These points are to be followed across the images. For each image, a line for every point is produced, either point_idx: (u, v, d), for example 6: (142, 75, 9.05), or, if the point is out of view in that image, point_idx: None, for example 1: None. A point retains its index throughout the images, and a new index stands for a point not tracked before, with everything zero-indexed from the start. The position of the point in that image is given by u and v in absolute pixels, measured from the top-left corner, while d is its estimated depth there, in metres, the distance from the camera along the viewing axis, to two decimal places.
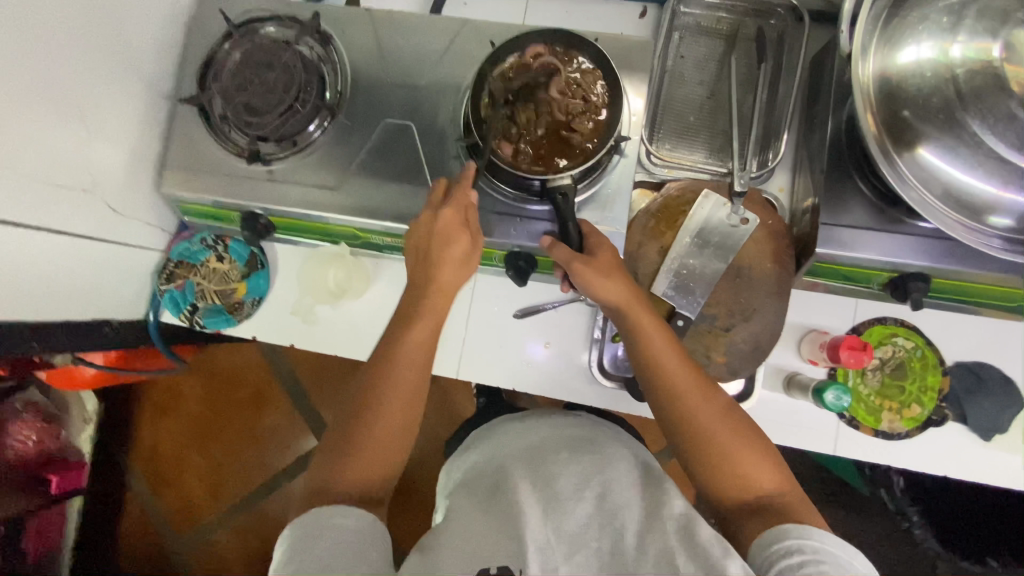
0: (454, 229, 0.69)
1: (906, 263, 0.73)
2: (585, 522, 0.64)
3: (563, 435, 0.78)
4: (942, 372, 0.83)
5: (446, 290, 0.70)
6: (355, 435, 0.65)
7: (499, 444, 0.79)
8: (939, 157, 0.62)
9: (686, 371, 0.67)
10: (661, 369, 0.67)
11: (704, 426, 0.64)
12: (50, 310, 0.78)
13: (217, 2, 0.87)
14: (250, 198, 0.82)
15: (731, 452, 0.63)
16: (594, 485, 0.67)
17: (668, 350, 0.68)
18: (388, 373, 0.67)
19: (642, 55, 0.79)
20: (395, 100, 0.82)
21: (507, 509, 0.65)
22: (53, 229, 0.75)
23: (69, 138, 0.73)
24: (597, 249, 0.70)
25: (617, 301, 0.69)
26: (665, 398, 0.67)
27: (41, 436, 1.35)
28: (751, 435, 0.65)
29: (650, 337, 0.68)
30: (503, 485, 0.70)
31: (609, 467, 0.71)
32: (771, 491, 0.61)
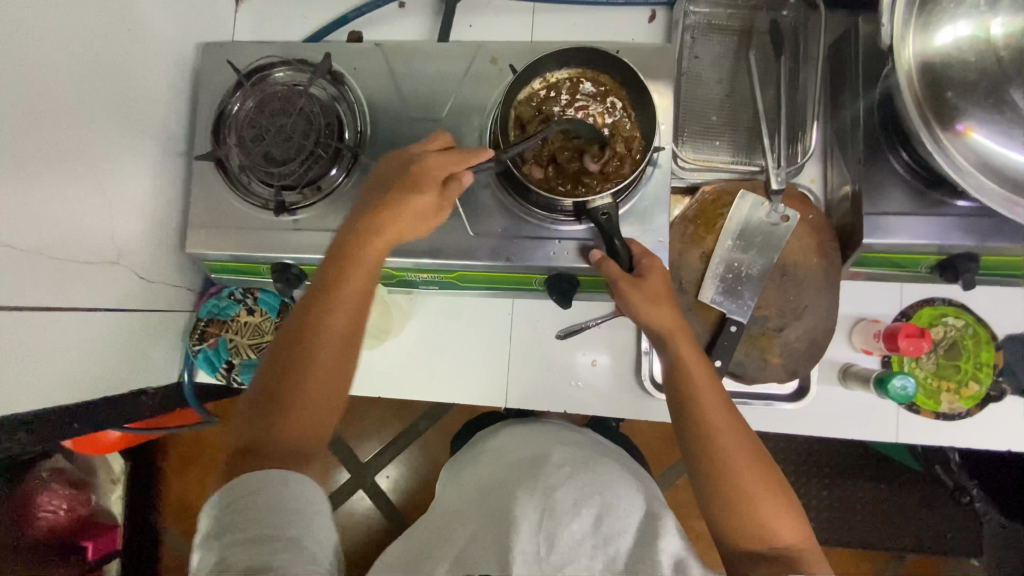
0: (421, 178, 0.66)
1: (954, 245, 0.71)
2: (580, 540, 0.62)
3: (566, 449, 0.75)
4: (996, 347, 0.82)
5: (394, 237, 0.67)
6: (285, 398, 0.62)
7: (497, 452, 0.77)
8: (990, 138, 0.60)
9: (724, 406, 0.66)
10: (698, 404, 0.65)
11: (734, 468, 0.62)
12: (88, 387, 0.76)
13: (221, 52, 0.85)
14: (279, 249, 0.80)
15: (757, 499, 0.61)
16: (592, 503, 0.65)
17: (706, 387, 0.67)
18: (325, 326, 0.65)
19: (664, 61, 0.77)
20: (418, 134, 0.80)
21: (504, 522, 0.63)
22: (85, 306, 0.72)
23: (90, 210, 0.71)
24: (648, 275, 0.69)
25: (660, 329, 0.69)
26: (695, 436, 0.65)
27: (70, 503, 1.32)
28: (778, 485, 0.63)
29: (693, 367, 0.67)
30: (502, 495, 0.68)
31: (610, 485, 0.68)
32: (789, 547, 0.60)
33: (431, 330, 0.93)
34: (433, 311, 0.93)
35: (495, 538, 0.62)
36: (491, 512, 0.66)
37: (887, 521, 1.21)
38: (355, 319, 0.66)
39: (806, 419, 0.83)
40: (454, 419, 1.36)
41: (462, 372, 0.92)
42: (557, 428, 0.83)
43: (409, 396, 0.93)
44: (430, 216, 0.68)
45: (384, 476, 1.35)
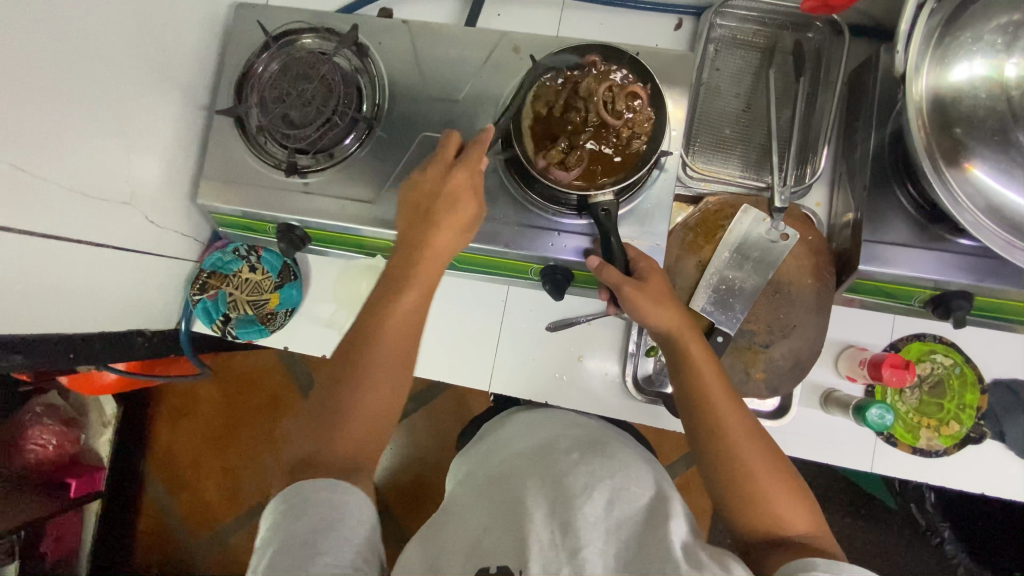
0: (463, 192, 0.69)
1: (950, 282, 0.72)
2: (594, 522, 0.58)
3: (575, 435, 0.74)
4: (981, 390, 0.82)
5: (441, 252, 0.70)
6: (337, 415, 0.63)
7: (512, 441, 0.75)
8: (993, 177, 0.61)
9: (731, 400, 0.65)
10: (704, 398, 0.65)
11: (746, 461, 0.61)
12: (86, 320, 0.78)
13: (254, 13, 0.87)
14: (286, 210, 0.82)
15: (769, 490, 0.60)
16: (604, 487, 0.62)
17: (713, 382, 0.66)
18: (371, 339, 0.65)
19: (683, 68, 0.78)
20: (433, 113, 0.81)
21: (516, 511, 0.61)
22: (94, 242, 0.75)
23: (110, 149, 0.73)
24: (648, 277, 0.70)
25: (665, 325, 0.69)
26: (704, 429, 0.64)
27: (60, 441, 1.36)
28: (789, 475, 0.62)
29: (699, 366, 0.67)
30: (512, 487, 0.65)
31: (621, 471, 0.66)
32: (804, 538, 0.59)
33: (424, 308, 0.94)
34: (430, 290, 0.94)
35: (503, 526, 0.59)
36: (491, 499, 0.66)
37: (861, 556, 1.20)
38: (403, 338, 0.66)
39: (783, 437, 0.84)
40: (442, 403, 1.38)
41: (450, 353, 0.93)
42: (570, 417, 0.82)
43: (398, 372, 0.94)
44: (470, 224, 0.71)
45: None
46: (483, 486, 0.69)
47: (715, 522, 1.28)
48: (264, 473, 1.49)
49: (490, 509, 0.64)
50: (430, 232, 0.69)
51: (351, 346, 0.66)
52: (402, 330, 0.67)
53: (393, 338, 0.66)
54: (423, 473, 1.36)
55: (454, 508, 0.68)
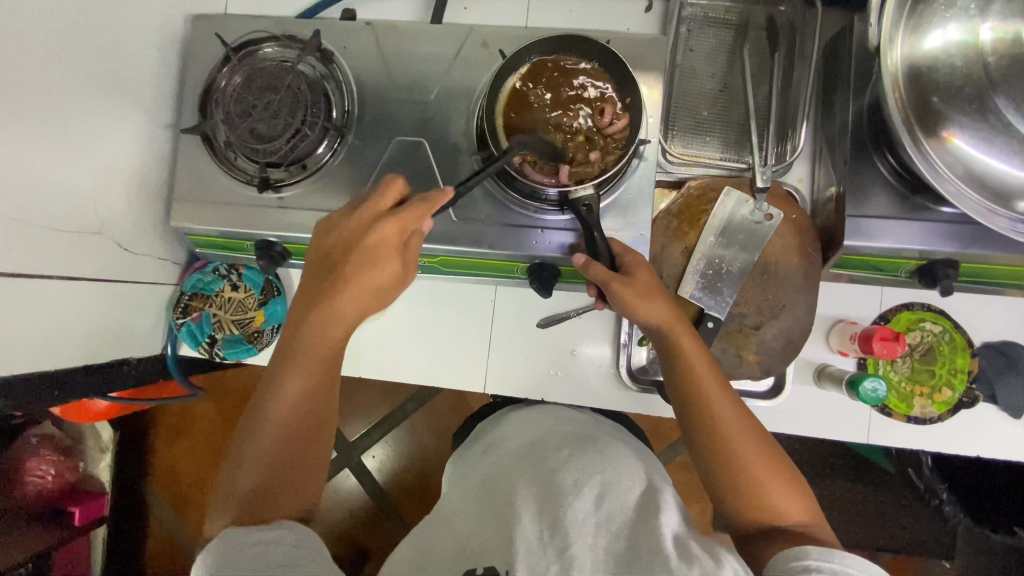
0: (382, 248, 0.64)
1: (935, 251, 0.72)
2: (583, 518, 0.58)
3: (565, 432, 0.74)
4: (971, 354, 0.82)
5: (348, 314, 0.66)
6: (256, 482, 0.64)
7: (503, 443, 0.75)
8: (973, 145, 0.60)
9: (725, 393, 0.65)
10: (699, 391, 0.65)
11: (738, 451, 0.62)
12: (68, 355, 0.76)
13: (212, 25, 0.84)
14: (262, 227, 0.80)
15: (761, 479, 0.61)
16: (595, 481, 0.62)
17: (706, 374, 0.66)
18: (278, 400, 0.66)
19: (656, 53, 0.76)
20: (405, 116, 0.79)
21: (506, 515, 0.60)
22: (67, 275, 0.73)
23: (74, 179, 0.71)
24: (636, 272, 0.69)
25: (654, 320, 0.68)
26: (700, 421, 0.64)
27: (59, 470, 1.36)
28: (782, 465, 0.63)
29: (692, 360, 0.67)
30: (500, 488, 0.65)
31: (612, 465, 0.66)
32: (796, 526, 0.59)
33: (414, 314, 0.93)
34: (416, 296, 0.93)
35: (491, 531, 0.59)
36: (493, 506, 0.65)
37: (862, 519, 1.23)
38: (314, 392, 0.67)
39: (779, 416, 0.84)
40: (440, 403, 1.38)
41: (441, 357, 0.93)
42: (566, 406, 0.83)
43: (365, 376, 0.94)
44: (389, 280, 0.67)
45: (371, 456, 1.37)
46: (475, 488, 0.69)
47: None
48: None
49: (479, 512, 0.64)
50: (331, 295, 0.65)
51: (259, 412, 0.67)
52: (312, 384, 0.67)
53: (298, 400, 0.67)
54: (426, 473, 1.37)
55: (445, 512, 0.69)
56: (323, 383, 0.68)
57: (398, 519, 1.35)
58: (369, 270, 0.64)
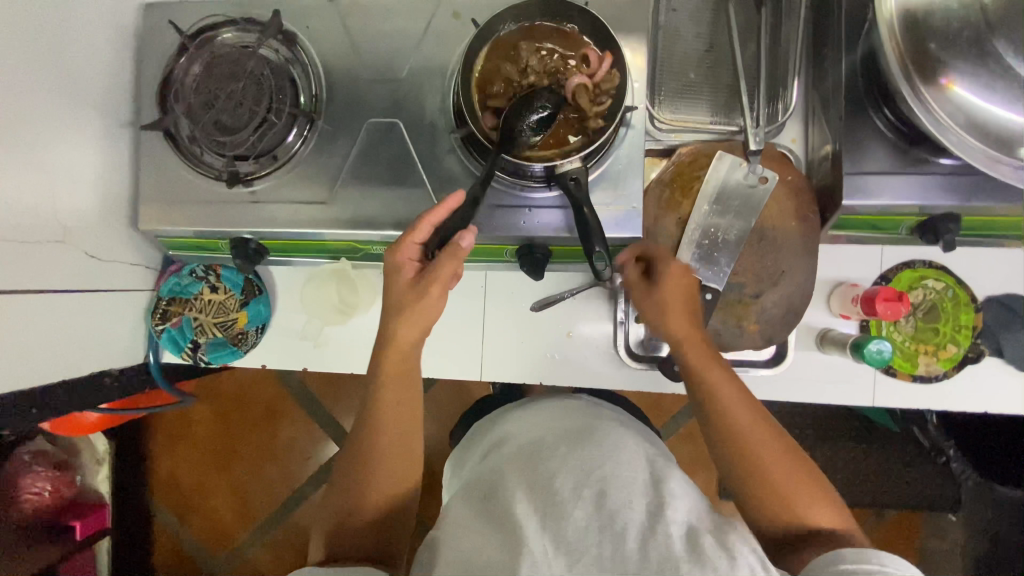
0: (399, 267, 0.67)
1: (935, 206, 0.69)
2: (585, 526, 0.55)
3: (561, 428, 0.71)
4: (975, 309, 0.81)
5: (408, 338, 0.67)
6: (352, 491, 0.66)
7: (507, 445, 0.72)
8: (974, 92, 0.56)
9: (743, 405, 0.66)
10: (716, 404, 0.66)
11: (766, 460, 0.63)
12: (46, 371, 0.73)
13: (165, 12, 0.79)
14: (236, 224, 0.76)
15: (789, 482, 0.62)
16: (593, 480, 0.59)
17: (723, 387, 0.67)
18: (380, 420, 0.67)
19: (638, 14, 0.72)
20: (377, 97, 0.75)
21: (504, 524, 0.57)
22: (33, 289, 0.69)
23: (31, 186, 0.67)
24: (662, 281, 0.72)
25: (676, 334, 0.70)
26: (721, 435, 0.65)
27: (56, 485, 1.33)
28: (807, 471, 0.64)
29: (709, 375, 0.67)
30: (501, 498, 0.61)
31: (610, 461, 0.63)
32: (823, 531, 0.61)
33: None
34: None
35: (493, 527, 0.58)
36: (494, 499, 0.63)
37: (867, 479, 1.24)
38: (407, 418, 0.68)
39: (782, 384, 0.83)
40: (438, 392, 1.35)
41: (434, 346, 0.90)
42: (563, 397, 0.81)
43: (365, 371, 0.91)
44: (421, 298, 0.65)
45: None
46: (475, 497, 0.65)
47: None
48: (271, 485, 1.46)
49: (483, 521, 0.60)
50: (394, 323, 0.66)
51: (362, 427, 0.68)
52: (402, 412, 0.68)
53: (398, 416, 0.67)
54: (430, 463, 1.35)
55: (446, 520, 0.63)
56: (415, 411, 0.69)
57: None
58: (393, 291, 0.67)
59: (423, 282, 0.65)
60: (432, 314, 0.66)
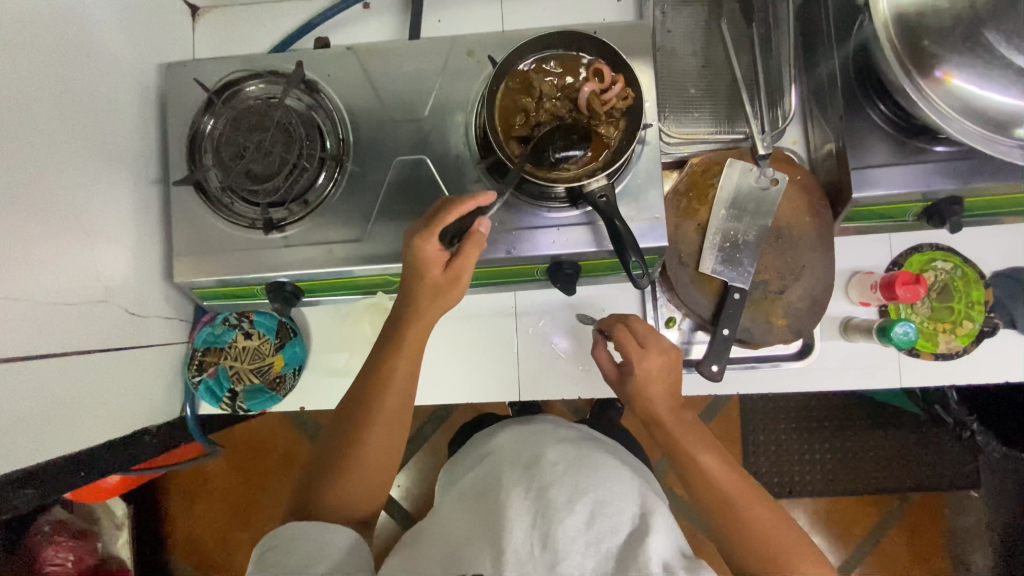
0: (428, 261, 0.66)
1: (940, 191, 0.73)
2: (573, 536, 0.58)
3: (560, 443, 0.72)
4: (985, 285, 0.85)
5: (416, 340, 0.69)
6: (334, 469, 0.66)
7: (499, 455, 0.73)
8: (971, 83, 0.61)
9: (733, 474, 0.63)
10: (695, 455, 0.64)
11: (761, 530, 0.60)
12: (92, 432, 0.73)
13: (187, 71, 0.82)
14: (273, 268, 0.78)
15: (789, 553, 0.59)
16: (587, 499, 0.61)
17: (707, 451, 0.65)
18: (373, 410, 0.67)
19: (642, 37, 0.77)
20: (401, 135, 0.78)
21: (497, 520, 0.61)
22: (78, 349, 0.69)
23: (72, 249, 0.68)
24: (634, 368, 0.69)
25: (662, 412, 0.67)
26: (711, 493, 0.62)
27: (79, 555, 1.28)
28: (805, 541, 0.60)
29: (692, 441, 0.65)
30: (498, 501, 0.64)
31: (604, 482, 0.64)
32: None
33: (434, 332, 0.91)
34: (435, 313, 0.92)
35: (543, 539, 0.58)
36: None
37: (891, 463, 1.26)
38: (394, 426, 0.68)
39: (813, 375, 0.85)
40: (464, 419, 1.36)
41: (469, 371, 0.91)
42: (554, 424, 0.80)
43: None
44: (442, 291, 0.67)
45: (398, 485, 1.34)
46: (469, 496, 0.69)
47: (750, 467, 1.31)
48: None
49: (474, 520, 0.64)
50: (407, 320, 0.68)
51: (350, 414, 0.68)
52: (392, 424, 0.68)
53: (391, 411, 0.67)
54: None
55: (438, 517, 0.70)
56: (403, 417, 0.69)
57: None
58: (420, 283, 0.67)
59: (454, 269, 0.66)
60: (460, 295, 0.68)
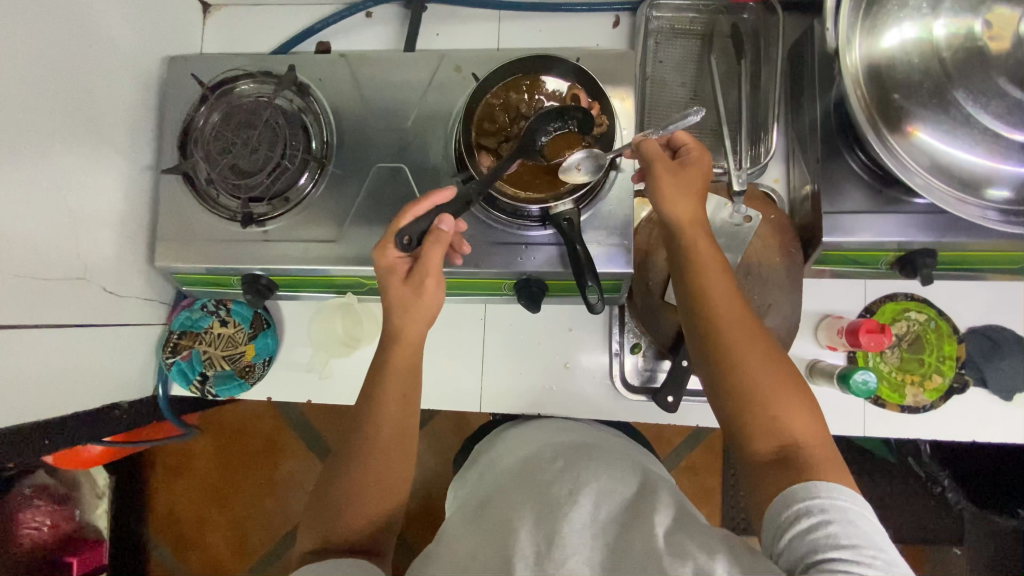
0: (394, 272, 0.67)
1: (912, 242, 0.73)
2: (579, 530, 0.57)
3: (559, 444, 0.75)
4: (958, 340, 0.83)
5: (413, 340, 0.68)
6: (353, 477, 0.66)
7: (497, 462, 0.76)
8: (937, 138, 0.61)
9: (735, 301, 0.63)
10: (702, 281, 0.63)
11: (750, 381, 0.60)
12: (61, 404, 0.75)
13: (186, 66, 0.85)
14: (248, 262, 0.80)
15: (772, 406, 0.59)
16: (590, 491, 0.62)
17: (718, 282, 0.64)
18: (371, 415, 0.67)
19: (624, 66, 0.78)
20: (384, 144, 0.81)
21: (503, 535, 0.58)
22: (53, 323, 0.72)
23: (58, 227, 0.71)
24: (689, 165, 0.67)
25: (680, 217, 0.65)
26: (705, 334, 0.62)
27: (55, 520, 1.31)
28: (793, 381, 0.60)
29: (706, 270, 0.64)
30: (498, 510, 0.63)
31: (604, 473, 0.67)
32: (798, 434, 0.58)
33: None
34: None
35: (491, 552, 0.57)
36: (487, 525, 0.62)
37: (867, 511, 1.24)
38: (407, 416, 0.69)
39: None
40: (441, 424, 1.37)
41: (435, 378, 0.92)
42: (558, 424, 0.84)
43: (354, 403, 0.93)
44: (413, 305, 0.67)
45: None
46: (472, 509, 0.68)
47: (725, 501, 1.30)
48: (271, 518, 1.46)
49: (480, 536, 0.61)
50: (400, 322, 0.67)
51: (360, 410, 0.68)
52: (405, 418, 0.68)
53: (393, 406, 0.67)
54: (431, 495, 1.35)
55: (443, 538, 0.65)
56: (410, 407, 0.69)
57: (406, 546, 1.34)
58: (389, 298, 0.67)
59: (416, 274, 0.66)
60: (433, 299, 0.67)
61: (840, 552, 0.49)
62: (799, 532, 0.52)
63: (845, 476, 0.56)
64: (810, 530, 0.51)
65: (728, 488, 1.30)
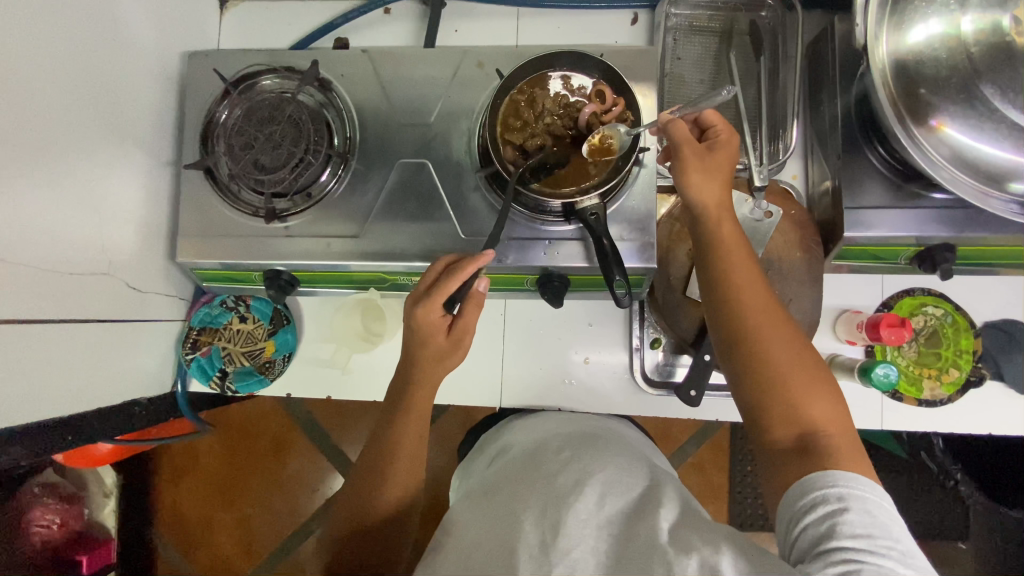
0: (433, 329, 0.67)
1: (931, 237, 0.74)
2: (585, 519, 0.57)
3: (567, 435, 0.76)
4: (975, 335, 0.84)
5: (432, 339, 0.68)
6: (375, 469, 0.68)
7: (512, 449, 0.77)
8: (963, 133, 0.62)
9: (758, 287, 0.63)
10: (725, 265, 0.64)
11: (773, 366, 0.60)
12: (81, 399, 0.75)
13: (207, 60, 0.85)
14: (270, 257, 0.80)
15: (795, 392, 0.59)
16: (595, 482, 0.62)
17: (740, 267, 0.64)
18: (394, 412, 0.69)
19: (647, 62, 0.79)
20: (407, 139, 0.81)
21: (508, 522, 0.59)
22: (76, 318, 0.72)
23: (81, 221, 0.71)
24: (717, 148, 0.67)
25: (704, 202, 0.66)
26: (728, 317, 0.63)
27: (64, 518, 1.34)
28: (817, 370, 0.61)
29: (729, 255, 0.64)
30: (509, 497, 0.63)
31: (612, 465, 0.67)
32: (820, 423, 0.58)
33: None
34: None
35: (493, 540, 0.57)
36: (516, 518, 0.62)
37: None
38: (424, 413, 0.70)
39: None
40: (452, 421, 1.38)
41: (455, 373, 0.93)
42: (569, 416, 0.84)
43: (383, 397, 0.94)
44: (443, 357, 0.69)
45: None
46: (476, 496, 0.68)
47: (734, 496, 1.31)
48: (280, 516, 1.45)
49: (487, 521, 0.61)
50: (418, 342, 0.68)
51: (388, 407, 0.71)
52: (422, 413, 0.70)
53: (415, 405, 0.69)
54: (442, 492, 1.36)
55: (450, 523, 0.65)
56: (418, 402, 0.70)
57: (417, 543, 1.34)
58: (424, 350, 0.68)
59: (456, 333, 0.69)
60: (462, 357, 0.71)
61: (854, 540, 0.49)
62: (811, 523, 0.53)
63: (866, 468, 0.56)
64: (823, 517, 0.52)
65: (737, 483, 1.31)
